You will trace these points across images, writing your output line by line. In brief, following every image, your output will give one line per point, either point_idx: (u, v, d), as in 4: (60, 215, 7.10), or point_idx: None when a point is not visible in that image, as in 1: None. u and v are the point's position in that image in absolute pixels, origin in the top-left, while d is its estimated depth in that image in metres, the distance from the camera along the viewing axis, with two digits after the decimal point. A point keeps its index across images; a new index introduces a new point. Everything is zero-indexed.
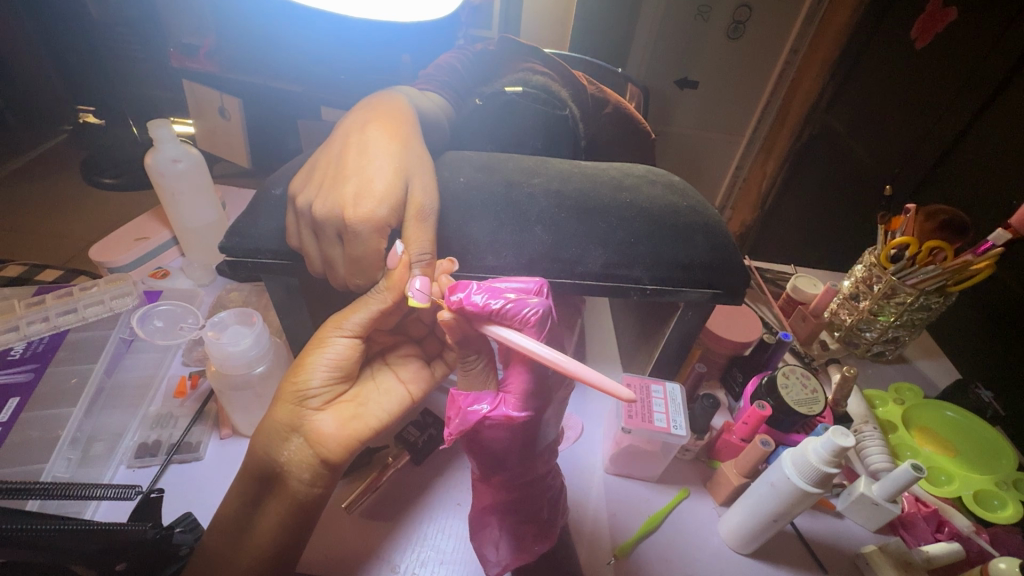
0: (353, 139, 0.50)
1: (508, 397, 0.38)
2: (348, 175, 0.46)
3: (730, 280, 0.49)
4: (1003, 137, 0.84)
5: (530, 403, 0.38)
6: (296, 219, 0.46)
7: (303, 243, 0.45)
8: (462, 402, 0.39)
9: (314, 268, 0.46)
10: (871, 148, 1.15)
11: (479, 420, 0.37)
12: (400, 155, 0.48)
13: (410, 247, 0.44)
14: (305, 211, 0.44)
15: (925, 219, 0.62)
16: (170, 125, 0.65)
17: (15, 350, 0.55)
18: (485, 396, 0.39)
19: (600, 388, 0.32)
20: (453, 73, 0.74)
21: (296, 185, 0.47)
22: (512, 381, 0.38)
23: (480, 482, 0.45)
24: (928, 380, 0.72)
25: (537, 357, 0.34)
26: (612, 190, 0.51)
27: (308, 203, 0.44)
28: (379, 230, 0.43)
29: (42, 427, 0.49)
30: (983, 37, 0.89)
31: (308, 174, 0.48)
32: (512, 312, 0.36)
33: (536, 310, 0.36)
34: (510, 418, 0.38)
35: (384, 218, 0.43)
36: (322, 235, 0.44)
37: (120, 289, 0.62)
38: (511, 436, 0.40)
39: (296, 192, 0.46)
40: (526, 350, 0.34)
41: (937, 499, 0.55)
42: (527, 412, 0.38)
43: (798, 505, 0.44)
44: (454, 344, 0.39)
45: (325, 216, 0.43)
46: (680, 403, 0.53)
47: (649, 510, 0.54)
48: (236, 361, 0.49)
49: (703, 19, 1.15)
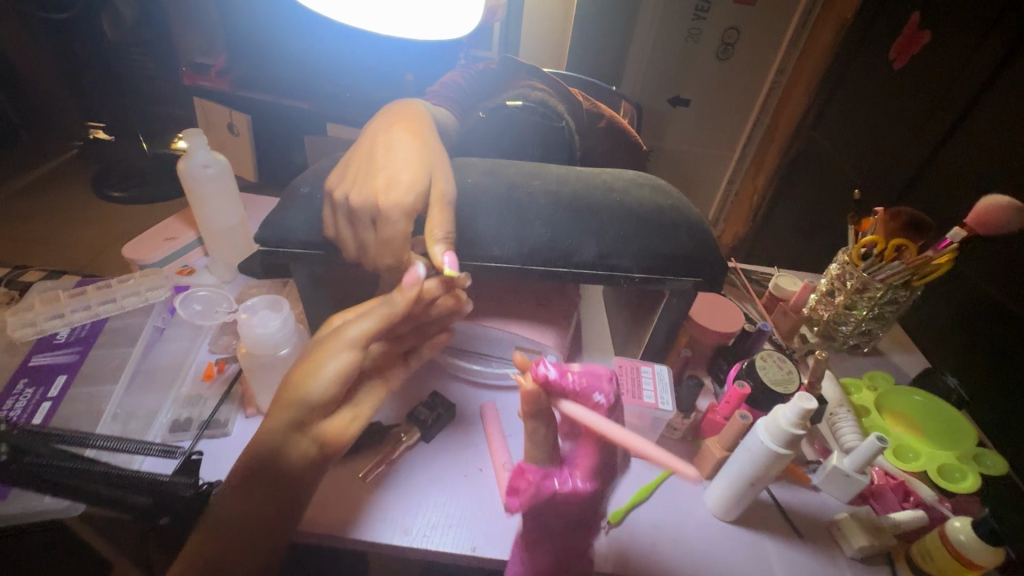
0: (378, 140, 0.56)
1: (576, 470, 0.43)
2: (380, 169, 0.52)
3: (710, 269, 0.55)
4: (963, 153, 0.91)
5: (599, 476, 0.43)
6: (331, 210, 0.51)
7: (340, 231, 0.50)
8: (534, 475, 0.42)
9: (349, 254, 0.51)
10: (852, 160, 1.22)
11: (552, 490, 0.42)
12: (422, 151, 0.55)
13: (432, 229, 0.50)
14: (341, 202, 0.50)
15: (889, 219, 0.68)
16: (203, 135, 0.71)
17: (60, 335, 0.61)
18: (556, 471, 0.43)
19: (660, 461, 0.34)
20: (458, 90, 0.82)
21: (331, 180, 0.53)
22: (582, 457, 0.43)
23: (527, 544, 0.47)
24: (901, 370, 0.77)
25: (609, 434, 0.39)
26: (604, 191, 0.57)
27: (344, 194, 0.50)
28: (408, 215, 0.49)
29: (88, 402, 0.55)
30: (951, 63, 0.96)
31: (342, 170, 0.54)
32: (584, 396, 0.42)
33: (605, 400, 0.43)
34: (577, 490, 0.42)
35: (411, 204, 0.49)
36: (357, 222, 0.49)
37: (153, 282, 0.69)
38: (578, 510, 0.43)
39: (333, 186, 0.52)
40: (597, 425, 0.39)
41: (904, 472, 0.59)
42: (593, 484, 0.42)
43: (772, 468, 0.49)
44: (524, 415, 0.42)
45: (361, 205, 0.49)
46: (667, 381, 0.58)
47: (640, 482, 0.59)
48: (266, 342, 0.54)
49: (694, 40, 1.28)
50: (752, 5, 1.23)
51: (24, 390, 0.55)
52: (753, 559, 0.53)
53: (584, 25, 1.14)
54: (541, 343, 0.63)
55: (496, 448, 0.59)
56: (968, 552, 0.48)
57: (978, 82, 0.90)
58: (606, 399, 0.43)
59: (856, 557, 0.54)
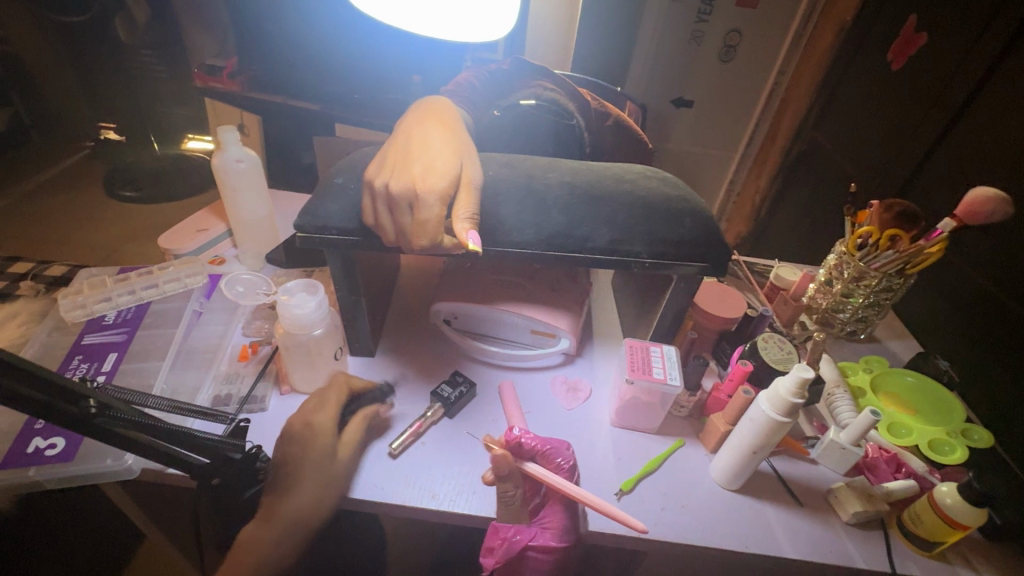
0: (413, 132, 0.62)
1: (547, 530, 0.57)
2: (414, 158, 0.57)
3: (715, 254, 0.59)
4: (960, 150, 0.95)
5: (568, 536, 0.56)
6: (371, 199, 0.56)
7: (379, 218, 0.55)
8: (508, 533, 0.56)
9: (388, 237, 0.55)
10: (851, 158, 1.26)
11: (522, 546, 0.55)
12: (452, 141, 0.61)
13: (462, 209, 0.54)
14: (382, 190, 0.54)
15: (884, 211, 0.72)
16: (235, 130, 0.74)
17: (108, 317, 0.67)
18: (525, 530, 0.56)
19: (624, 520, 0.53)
20: (471, 89, 0.85)
21: (370, 172, 0.57)
22: (551, 518, 0.58)
23: None
24: (896, 355, 0.81)
25: (566, 490, 0.54)
26: (616, 182, 0.62)
27: (384, 183, 0.55)
28: (443, 199, 0.53)
29: (138, 376, 0.60)
30: (946, 63, 1.01)
31: (380, 163, 0.59)
32: (549, 459, 0.57)
33: (566, 462, 0.58)
34: (549, 544, 0.56)
35: (445, 188, 0.53)
36: (396, 208, 0.54)
37: (192, 269, 0.74)
38: (547, 561, 0.57)
39: (372, 177, 0.56)
40: (558, 484, 0.55)
41: (897, 446, 0.63)
42: (564, 541, 0.56)
43: (773, 436, 0.53)
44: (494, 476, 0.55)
45: (400, 191, 0.53)
46: (675, 360, 0.62)
47: (649, 455, 0.63)
48: (302, 321, 0.58)
49: (697, 43, 1.33)
50: (753, 9, 1.27)
51: (80, 364, 0.61)
52: (755, 523, 0.57)
53: (590, 29, 1.19)
54: (556, 327, 0.68)
55: (516, 422, 0.63)
56: (954, 513, 0.52)
57: (971, 82, 0.94)
58: (565, 461, 0.58)
59: (851, 522, 0.58)
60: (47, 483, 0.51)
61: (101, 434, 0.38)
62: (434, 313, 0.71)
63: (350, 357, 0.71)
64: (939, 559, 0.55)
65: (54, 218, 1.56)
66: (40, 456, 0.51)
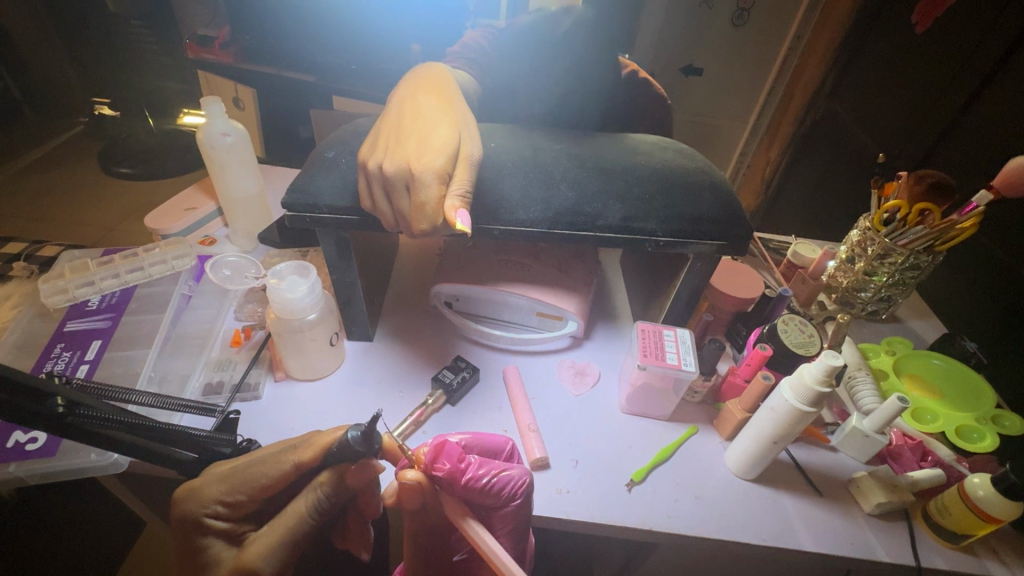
0: (407, 105, 0.58)
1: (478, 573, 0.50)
2: (409, 134, 0.52)
3: (734, 232, 0.55)
4: (992, 115, 0.89)
5: None
6: (367, 182, 0.52)
7: (376, 202, 0.51)
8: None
9: (388, 223, 0.51)
10: (869, 127, 1.20)
11: None
12: (452, 113, 0.56)
13: (457, 187, 0.49)
14: (375, 172, 0.50)
15: (914, 183, 0.65)
16: (220, 102, 0.69)
17: (92, 303, 0.64)
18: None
19: None
20: (480, 51, 0.80)
21: (364, 152, 0.53)
22: None
23: None
24: (918, 336, 0.78)
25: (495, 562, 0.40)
26: (627, 155, 0.59)
27: (379, 164, 0.50)
28: (441, 176, 0.49)
29: (124, 365, 0.57)
30: (976, 19, 0.93)
31: (374, 141, 0.54)
32: (498, 483, 0.44)
33: (522, 479, 0.46)
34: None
35: (444, 165, 0.49)
36: (392, 192, 0.49)
37: (179, 251, 0.71)
38: None
39: (366, 158, 0.52)
40: (488, 552, 0.41)
41: (921, 433, 0.60)
42: None
43: (794, 426, 0.50)
44: (405, 504, 0.43)
45: (395, 172, 0.48)
46: (690, 345, 0.59)
47: (662, 442, 0.60)
48: (293, 306, 0.54)
49: (707, 7, 1.28)
50: None
51: (62, 353, 0.58)
52: (772, 515, 0.55)
53: None
54: (563, 310, 0.65)
55: (520, 411, 0.60)
56: (985, 505, 0.49)
57: (1006, 40, 0.87)
58: (517, 476, 0.45)
59: (873, 513, 0.55)
60: (30, 479, 0.49)
61: (78, 434, 0.34)
62: (435, 295, 0.68)
63: (348, 341, 0.67)
64: (965, 551, 0.53)
65: (50, 196, 1.54)
66: (20, 452, 0.49)
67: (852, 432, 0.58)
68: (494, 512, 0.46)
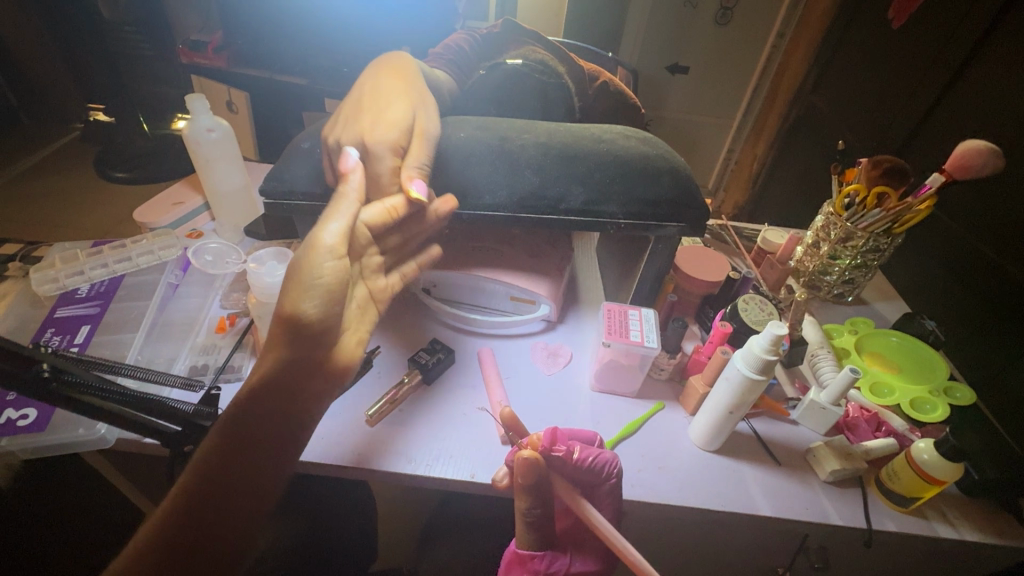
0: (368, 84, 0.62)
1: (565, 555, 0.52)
2: (367, 111, 0.57)
3: (692, 214, 0.58)
4: (959, 106, 0.91)
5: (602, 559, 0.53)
6: (329, 157, 0.57)
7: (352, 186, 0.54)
8: (539, 565, 0.49)
9: None
10: (848, 120, 1.23)
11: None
12: (409, 88, 0.61)
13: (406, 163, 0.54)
14: (334, 146, 0.55)
15: (871, 168, 0.69)
16: (204, 99, 0.73)
17: (82, 291, 0.67)
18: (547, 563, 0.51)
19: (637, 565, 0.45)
20: (460, 53, 0.85)
21: (327, 129, 0.58)
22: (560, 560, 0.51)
23: None
24: (882, 316, 0.81)
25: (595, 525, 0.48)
26: (592, 143, 0.60)
27: (336, 138, 0.55)
28: (394, 149, 0.54)
29: (112, 348, 0.60)
30: (950, 14, 0.95)
31: (336, 120, 0.59)
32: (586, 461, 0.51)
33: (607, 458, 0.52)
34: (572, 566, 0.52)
35: (396, 139, 0.54)
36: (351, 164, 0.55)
37: (166, 242, 0.73)
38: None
39: (328, 135, 0.57)
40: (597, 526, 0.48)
41: (877, 406, 0.63)
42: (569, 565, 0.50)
43: (748, 394, 0.53)
44: (519, 486, 0.47)
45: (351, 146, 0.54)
46: (654, 323, 0.62)
47: (629, 417, 0.63)
48: (273, 290, 0.57)
49: (690, 7, 1.32)
50: None
51: (53, 337, 0.61)
52: (731, 482, 0.57)
53: None
54: (534, 293, 0.68)
55: (492, 389, 0.63)
56: (930, 468, 0.52)
57: (977, 32, 0.89)
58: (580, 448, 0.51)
59: (828, 481, 0.58)
60: (21, 453, 0.51)
61: (58, 401, 0.37)
62: (414, 282, 0.70)
63: None
64: (915, 513, 0.55)
65: (47, 201, 1.56)
66: (12, 427, 0.51)
67: (809, 403, 0.61)
68: (593, 489, 0.52)
